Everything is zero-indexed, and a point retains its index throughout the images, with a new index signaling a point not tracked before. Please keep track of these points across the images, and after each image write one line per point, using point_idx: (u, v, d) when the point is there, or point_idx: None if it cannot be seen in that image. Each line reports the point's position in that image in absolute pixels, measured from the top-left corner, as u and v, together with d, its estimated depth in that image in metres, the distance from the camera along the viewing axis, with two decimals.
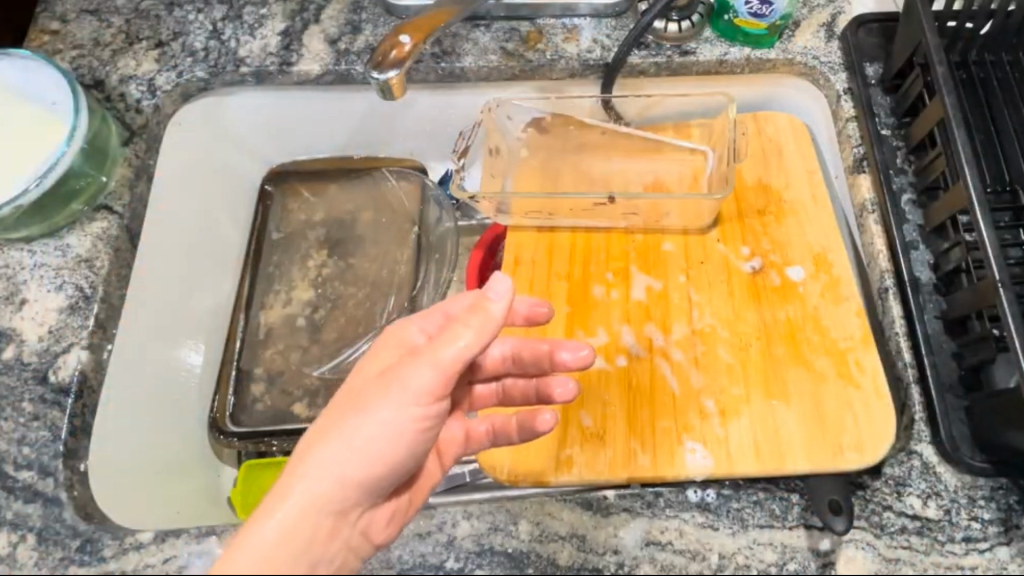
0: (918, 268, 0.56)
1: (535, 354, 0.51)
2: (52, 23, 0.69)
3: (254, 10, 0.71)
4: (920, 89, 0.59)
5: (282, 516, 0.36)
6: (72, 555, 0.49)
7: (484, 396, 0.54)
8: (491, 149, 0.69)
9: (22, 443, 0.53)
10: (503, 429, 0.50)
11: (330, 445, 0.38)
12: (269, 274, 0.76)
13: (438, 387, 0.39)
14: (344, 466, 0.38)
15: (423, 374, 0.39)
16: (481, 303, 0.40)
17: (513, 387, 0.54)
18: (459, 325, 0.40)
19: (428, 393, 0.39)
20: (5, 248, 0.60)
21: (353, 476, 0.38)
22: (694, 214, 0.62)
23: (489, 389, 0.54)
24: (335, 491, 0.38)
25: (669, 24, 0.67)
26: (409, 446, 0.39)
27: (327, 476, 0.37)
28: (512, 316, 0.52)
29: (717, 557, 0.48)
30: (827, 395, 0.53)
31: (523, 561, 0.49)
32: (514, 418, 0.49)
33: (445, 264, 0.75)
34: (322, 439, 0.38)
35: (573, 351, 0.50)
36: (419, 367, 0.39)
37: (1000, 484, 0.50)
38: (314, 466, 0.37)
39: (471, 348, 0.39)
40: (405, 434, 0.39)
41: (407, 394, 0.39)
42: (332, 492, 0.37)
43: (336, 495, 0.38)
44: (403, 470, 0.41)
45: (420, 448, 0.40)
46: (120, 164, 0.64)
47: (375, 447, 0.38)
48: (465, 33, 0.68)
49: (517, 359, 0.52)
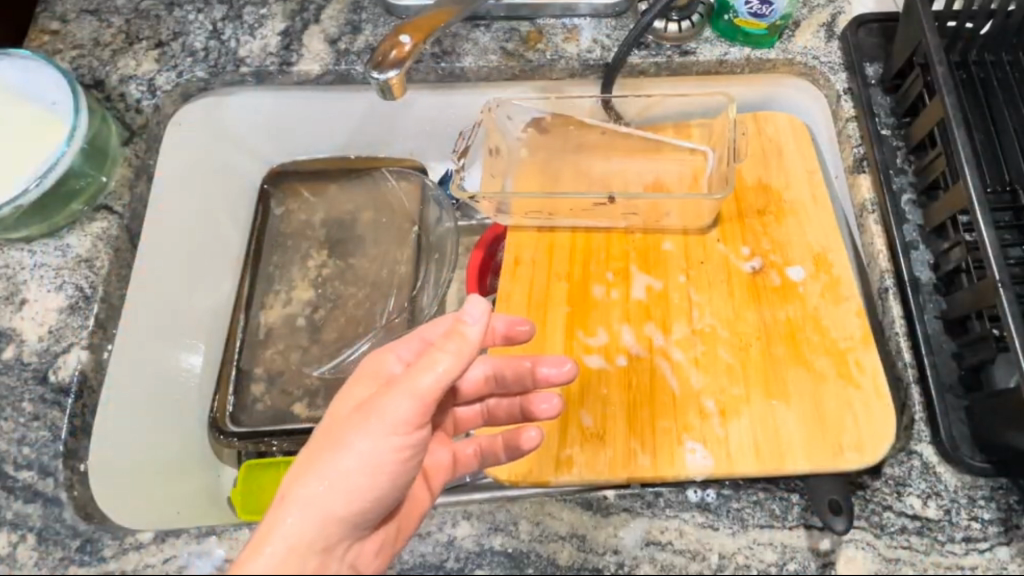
0: (918, 268, 0.56)
1: (517, 371, 0.52)
2: (52, 24, 0.69)
3: (255, 10, 0.71)
4: (920, 89, 0.59)
5: (269, 552, 0.36)
6: (72, 554, 0.49)
7: (469, 418, 0.55)
8: (491, 149, 0.68)
9: (22, 443, 0.53)
10: (491, 448, 0.51)
11: (311, 480, 0.38)
12: (270, 274, 0.76)
13: (416, 416, 0.39)
14: (327, 501, 0.38)
15: (401, 404, 0.39)
16: (457, 328, 0.41)
17: (497, 406, 0.54)
18: (436, 352, 0.40)
19: (408, 422, 0.39)
20: (4, 249, 0.60)
21: (336, 510, 0.38)
22: (694, 214, 0.62)
23: (474, 410, 0.55)
24: (319, 527, 0.38)
25: (669, 24, 0.67)
26: (390, 477, 0.39)
27: (311, 512, 0.37)
28: (491, 334, 0.53)
29: (717, 557, 0.48)
30: (827, 395, 0.53)
31: (522, 561, 0.49)
32: (500, 437, 0.50)
33: (445, 264, 0.75)
34: (304, 475, 0.38)
35: (555, 366, 0.51)
36: (396, 397, 0.39)
37: (1000, 484, 0.50)
38: (297, 501, 0.38)
39: (449, 374, 0.39)
40: (386, 465, 0.39)
41: (385, 424, 0.39)
42: (316, 527, 0.37)
43: (320, 530, 0.38)
44: (389, 501, 0.41)
45: (403, 478, 0.40)
46: (120, 164, 0.64)
47: (355, 480, 0.38)
48: (465, 33, 0.68)
49: (499, 378, 0.52)
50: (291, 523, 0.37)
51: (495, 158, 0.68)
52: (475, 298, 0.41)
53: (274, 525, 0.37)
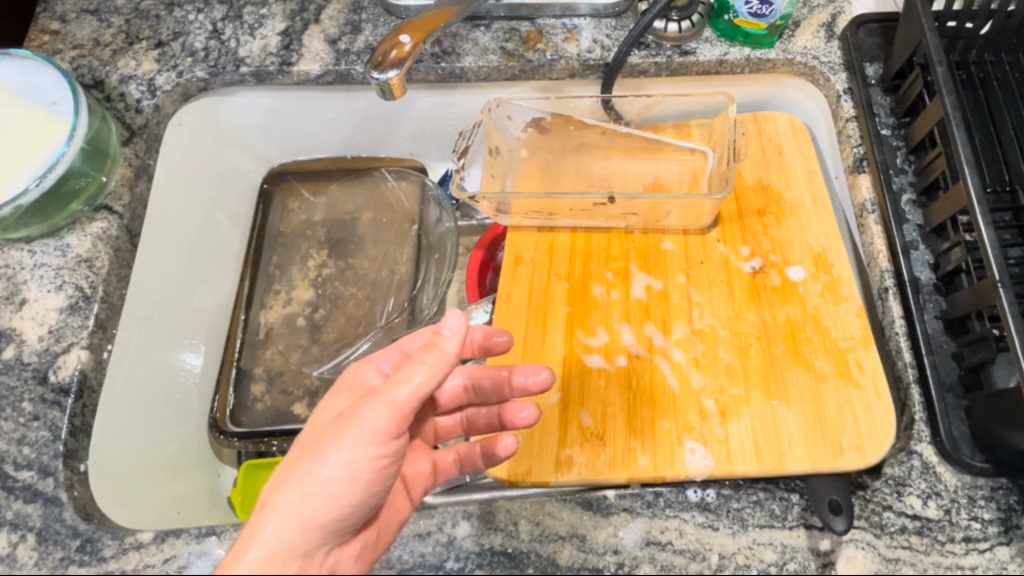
0: (918, 268, 0.56)
1: (494, 380, 0.53)
2: (53, 24, 0.69)
3: (255, 10, 0.71)
4: (920, 89, 0.59)
5: (249, 560, 0.36)
6: (72, 555, 0.49)
7: (450, 427, 0.56)
8: (491, 148, 0.68)
9: (22, 443, 0.53)
10: (469, 457, 0.51)
11: (289, 488, 0.38)
12: (270, 273, 0.76)
13: (394, 427, 0.39)
14: (306, 509, 0.38)
15: (378, 414, 0.39)
16: (435, 341, 0.40)
17: (476, 416, 0.55)
18: (414, 363, 0.40)
19: (385, 430, 0.39)
20: (5, 249, 0.60)
21: (314, 518, 0.38)
22: (694, 215, 0.62)
23: (454, 419, 0.56)
24: (298, 535, 0.38)
25: (669, 24, 0.67)
26: (369, 485, 0.39)
27: (291, 518, 0.38)
28: (469, 344, 0.53)
29: (717, 557, 0.48)
30: (827, 395, 0.53)
31: (522, 561, 0.49)
32: (477, 446, 0.51)
33: (445, 264, 0.75)
34: (284, 484, 0.38)
35: (531, 373, 0.51)
36: (374, 407, 0.39)
37: (1000, 484, 0.50)
38: (277, 508, 0.38)
39: (426, 386, 0.39)
40: (362, 474, 0.39)
41: (363, 432, 0.39)
42: (295, 534, 0.37)
43: (300, 535, 0.38)
44: (368, 508, 0.41)
45: (382, 486, 0.40)
46: (120, 164, 0.64)
47: (333, 488, 0.38)
48: (465, 33, 0.68)
49: (477, 388, 0.54)
50: (271, 531, 0.37)
51: (495, 157, 0.68)
52: (453, 309, 0.40)
53: (253, 534, 0.37)
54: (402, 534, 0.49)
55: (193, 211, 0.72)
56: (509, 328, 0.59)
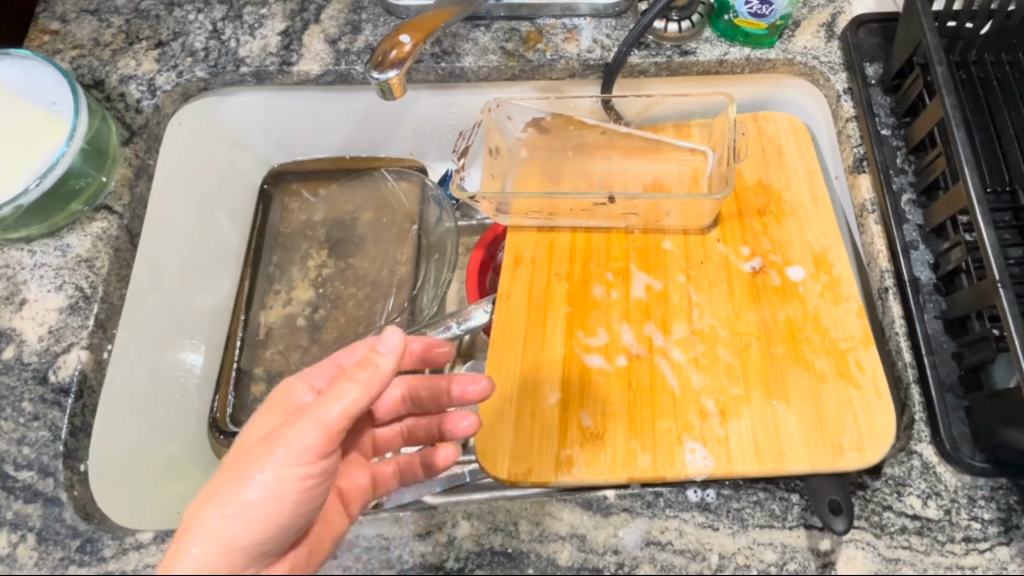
0: (918, 268, 0.56)
1: (432, 390, 0.54)
2: (53, 24, 0.69)
3: (255, 10, 0.71)
4: (920, 89, 0.59)
5: None
6: (72, 555, 0.50)
7: (387, 442, 0.55)
8: (491, 148, 0.68)
9: (22, 443, 0.53)
10: (409, 467, 0.52)
11: (212, 511, 0.37)
12: (270, 273, 0.76)
13: (322, 445, 0.38)
14: (229, 533, 0.36)
15: (306, 434, 0.37)
16: (369, 359, 0.39)
17: (415, 427, 0.55)
18: (346, 381, 0.39)
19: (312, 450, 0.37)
20: (5, 249, 0.60)
21: (238, 540, 0.37)
22: (694, 214, 0.62)
23: (392, 433, 0.55)
24: (220, 558, 0.36)
25: (669, 24, 0.67)
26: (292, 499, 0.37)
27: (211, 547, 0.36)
28: (408, 355, 0.54)
29: (717, 557, 0.48)
30: (827, 395, 0.53)
31: (523, 561, 0.49)
32: (417, 455, 0.52)
33: (445, 264, 0.74)
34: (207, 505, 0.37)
35: (471, 382, 0.52)
36: (301, 427, 0.37)
37: (1000, 484, 0.50)
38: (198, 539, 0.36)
39: (357, 404, 0.38)
40: (289, 495, 0.37)
41: (287, 453, 0.37)
42: (216, 558, 0.36)
43: (224, 559, 0.36)
44: (298, 527, 0.39)
45: (312, 505, 0.39)
46: (120, 164, 0.64)
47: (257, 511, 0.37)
48: (465, 33, 0.68)
49: (415, 398, 0.54)
50: (193, 554, 0.36)
51: (495, 157, 0.68)
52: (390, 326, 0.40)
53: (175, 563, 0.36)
54: (402, 534, 0.49)
55: (194, 210, 0.72)
56: (509, 328, 0.59)
